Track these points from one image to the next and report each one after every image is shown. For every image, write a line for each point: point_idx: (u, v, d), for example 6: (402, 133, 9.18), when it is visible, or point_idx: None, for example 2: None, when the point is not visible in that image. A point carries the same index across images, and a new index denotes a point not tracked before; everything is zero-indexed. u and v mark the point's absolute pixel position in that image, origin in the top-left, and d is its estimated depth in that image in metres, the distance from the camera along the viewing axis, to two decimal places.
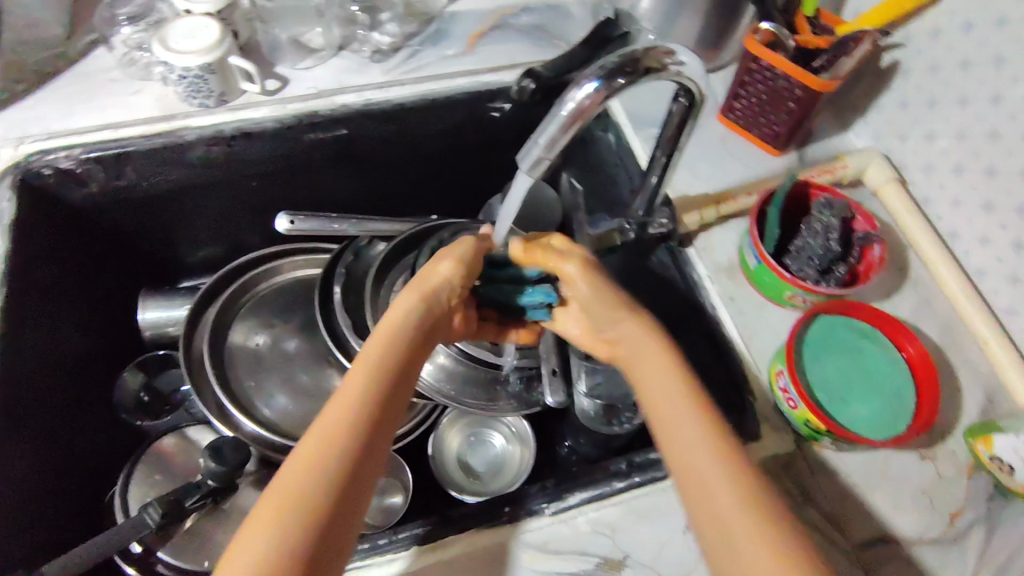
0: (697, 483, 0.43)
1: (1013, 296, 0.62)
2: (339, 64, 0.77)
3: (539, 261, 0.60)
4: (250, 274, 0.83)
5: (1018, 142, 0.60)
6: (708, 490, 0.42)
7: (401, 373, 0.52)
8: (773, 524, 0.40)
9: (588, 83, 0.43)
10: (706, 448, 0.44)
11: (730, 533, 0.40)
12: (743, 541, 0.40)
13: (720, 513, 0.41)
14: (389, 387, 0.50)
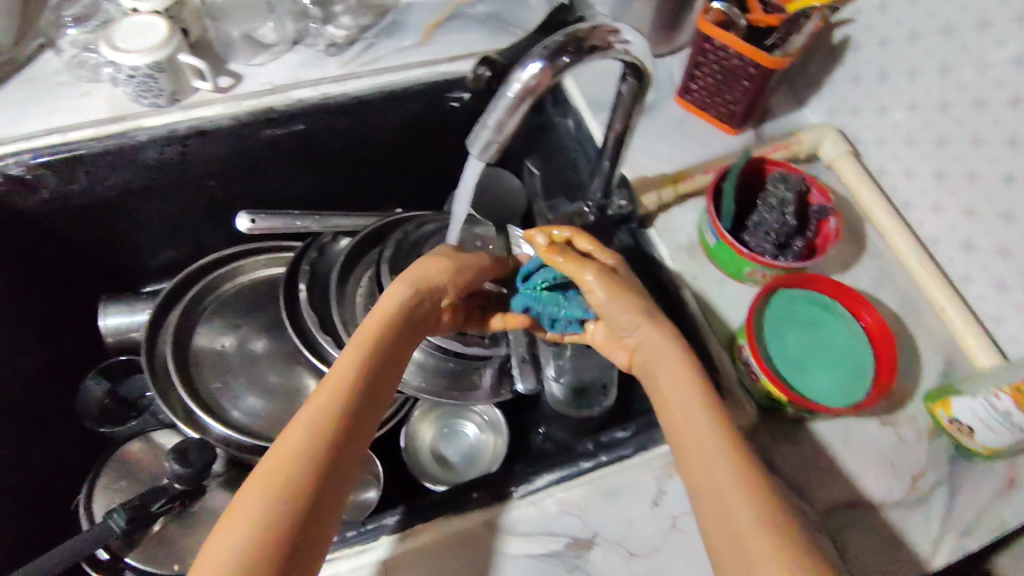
0: (717, 503, 0.41)
1: (967, 262, 0.64)
2: (294, 59, 0.76)
3: (559, 265, 0.57)
4: (213, 274, 0.82)
5: (966, 110, 0.61)
6: (729, 510, 0.40)
7: (397, 366, 0.52)
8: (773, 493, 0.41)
9: (533, 63, 0.43)
10: (725, 466, 0.42)
11: (730, 503, 0.41)
12: (742, 508, 0.40)
13: (740, 536, 0.39)
14: (386, 377, 0.50)
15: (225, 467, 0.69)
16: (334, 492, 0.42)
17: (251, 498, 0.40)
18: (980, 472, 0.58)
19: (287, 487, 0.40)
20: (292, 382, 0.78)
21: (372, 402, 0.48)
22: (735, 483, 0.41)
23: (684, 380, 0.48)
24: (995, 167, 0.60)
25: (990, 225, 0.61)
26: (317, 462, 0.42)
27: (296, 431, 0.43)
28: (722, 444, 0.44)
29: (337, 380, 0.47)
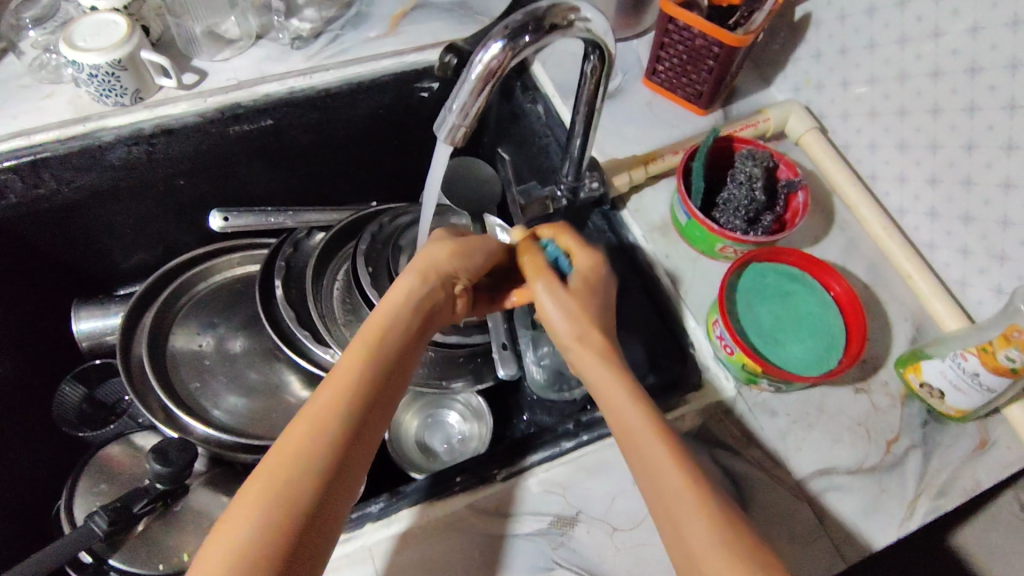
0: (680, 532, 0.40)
1: (932, 230, 0.65)
2: (259, 53, 0.75)
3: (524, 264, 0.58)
4: (186, 275, 0.81)
5: (925, 81, 0.62)
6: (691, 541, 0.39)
7: (404, 368, 0.49)
8: (729, 520, 0.40)
9: (495, 44, 0.44)
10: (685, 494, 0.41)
11: (682, 529, 0.40)
12: (693, 533, 0.40)
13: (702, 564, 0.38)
14: (389, 384, 0.48)
15: (208, 466, 0.70)
16: (324, 517, 0.41)
17: (234, 523, 0.39)
18: (951, 434, 0.59)
19: (273, 515, 0.39)
20: (272, 379, 0.77)
21: (373, 412, 0.46)
22: (687, 508, 0.41)
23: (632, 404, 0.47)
24: (955, 135, 0.61)
25: (953, 192, 0.62)
26: (303, 488, 0.40)
27: (285, 450, 0.42)
28: (673, 465, 0.43)
29: (334, 390, 0.45)
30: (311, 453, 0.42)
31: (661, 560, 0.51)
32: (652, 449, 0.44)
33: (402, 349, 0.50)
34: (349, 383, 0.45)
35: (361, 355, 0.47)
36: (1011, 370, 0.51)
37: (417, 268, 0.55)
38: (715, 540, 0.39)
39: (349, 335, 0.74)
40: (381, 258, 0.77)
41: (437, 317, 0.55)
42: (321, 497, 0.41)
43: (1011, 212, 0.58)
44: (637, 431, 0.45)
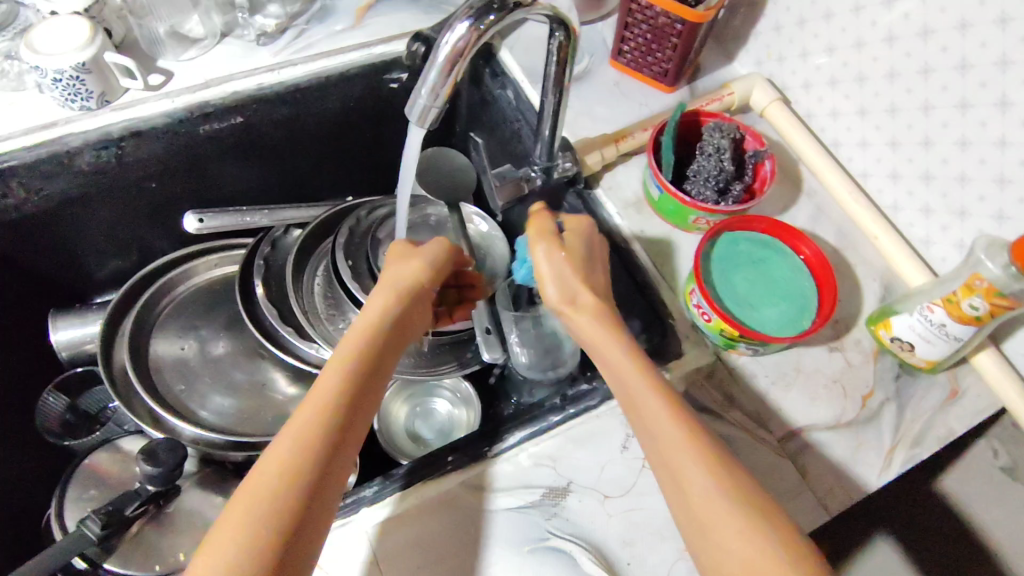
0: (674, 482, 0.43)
1: (896, 192, 0.67)
2: (224, 52, 0.75)
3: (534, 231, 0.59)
4: (165, 277, 0.80)
5: (881, 47, 0.64)
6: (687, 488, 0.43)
7: (383, 370, 0.50)
8: (721, 462, 0.43)
9: (461, 23, 0.45)
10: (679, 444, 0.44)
11: (679, 474, 0.43)
12: (687, 475, 0.43)
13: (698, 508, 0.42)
14: (371, 385, 0.49)
15: (198, 466, 0.70)
16: (316, 517, 0.42)
17: (227, 533, 0.39)
18: (923, 385, 0.61)
19: (268, 519, 0.40)
20: (258, 377, 0.78)
21: (355, 413, 0.47)
22: (683, 455, 0.43)
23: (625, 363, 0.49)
24: (911, 97, 0.63)
25: (912, 153, 0.65)
26: (295, 489, 0.41)
27: (271, 457, 0.42)
28: (667, 416, 0.45)
29: (316, 397, 0.46)
30: (301, 457, 0.42)
31: (653, 523, 0.53)
32: (646, 401, 0.47)
33: (381, 350, 0.51)
34: (332, 388, 0.46)
35: (341, 363, 0.48)
36: (977, 319, 0.54)
37: (389, 281, 0.56)
38: (708, 484, 0.42)
39: (332, 330, 0.75)
40: (360, 252, 0.78)
41: (413, 324, 0.56)
42: (313, 496, 0.42)
43: (968, 169, 0.61)
44: (631, 385, 0.48)
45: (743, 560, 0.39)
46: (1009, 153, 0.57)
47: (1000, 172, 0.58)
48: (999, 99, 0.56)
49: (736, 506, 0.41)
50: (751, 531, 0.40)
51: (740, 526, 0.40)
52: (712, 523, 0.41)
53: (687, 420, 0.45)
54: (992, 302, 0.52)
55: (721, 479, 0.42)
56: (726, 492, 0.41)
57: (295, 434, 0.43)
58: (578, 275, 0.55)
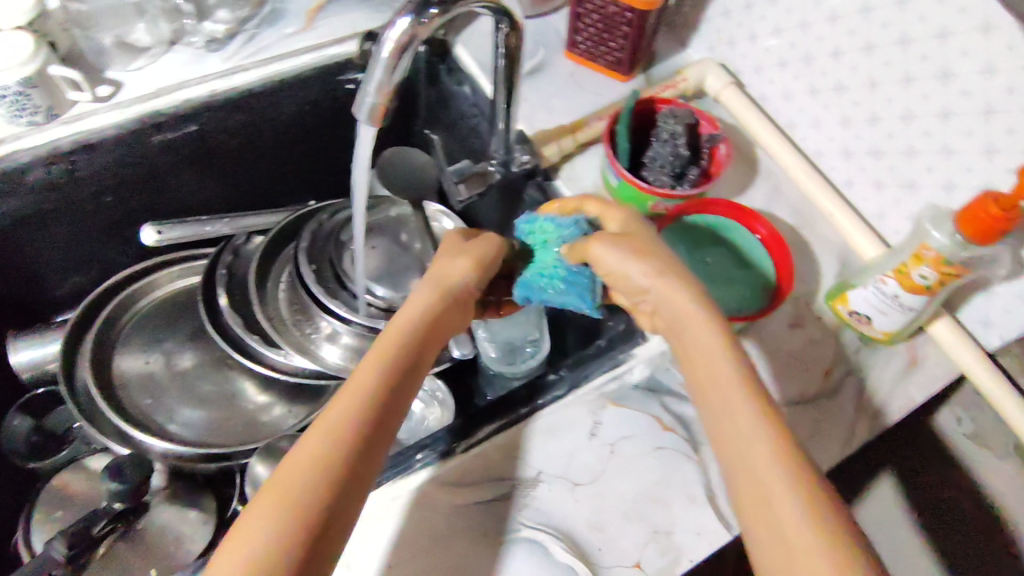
0: (759, 495, 0.39)
1: (849, 169, 0.68)
2: (174, 60, 0.74)
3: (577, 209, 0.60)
4: (125, 291, 0.79)
5: (826, 26, 0.65)
6: (771, 504, 0.38)
7: (420, 373, 0.48)
8: (804, 463, 0.39)
9: (401, 19, 0.45)
10: (772, 457, 0.39)
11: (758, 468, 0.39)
12: (773, 489, 0.39)
13: (783, 526, 0.37)
14: (407, 384, 0.47)
15: (167, 480, 0.68)
16: (341, 517, 0.40)
17: (250, 523, 0.38)
18: (883, 355, 0.63)
19: (292, 511, 0.38)
20: (227, 387, 0.77)
21: (388, 413, 0.44)
22: (774, 468, 0.39)
23: (723, 365, 0.44)
24: (858, 75, 0.64)
25: (862, 130, 0.66)
26: (322, 484, 0.39)
27: (307, 444, 0.41)
28: (759, 414, 0.41)
29: (356, 387, 0.44)
30: (332, 452, 0.41)
31: (623, 506, 0.53)
32: (733, 384, 0.43)
33: (420, 350, 0.49)
34: (369, 385, 0.44)
35: (382, 357, 0.46)
36: (927, 287, 0.55)
37: (432, 278, 0.55)
38: (783, 481, 0.38)
39: (298, 334, 0.75)
40: (325, 255, 0.77)
41: (454, 323, 0.54)
42: (340, 494, 0.40)
43: (915, 142, 0.62)
44: (727, 386, 0.43)
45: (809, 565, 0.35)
46: (953, 123, 0.58)
47: (945, 143, 0.59)
48: (941, 71, 0.57)
49: (823, 528, 0.36)
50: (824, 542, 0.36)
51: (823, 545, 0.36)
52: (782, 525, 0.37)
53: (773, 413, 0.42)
54: (940, 270, 0.54)
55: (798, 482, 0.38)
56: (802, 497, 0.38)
57: (330, 421, 0.42)
58: (658, 253, 0.52)
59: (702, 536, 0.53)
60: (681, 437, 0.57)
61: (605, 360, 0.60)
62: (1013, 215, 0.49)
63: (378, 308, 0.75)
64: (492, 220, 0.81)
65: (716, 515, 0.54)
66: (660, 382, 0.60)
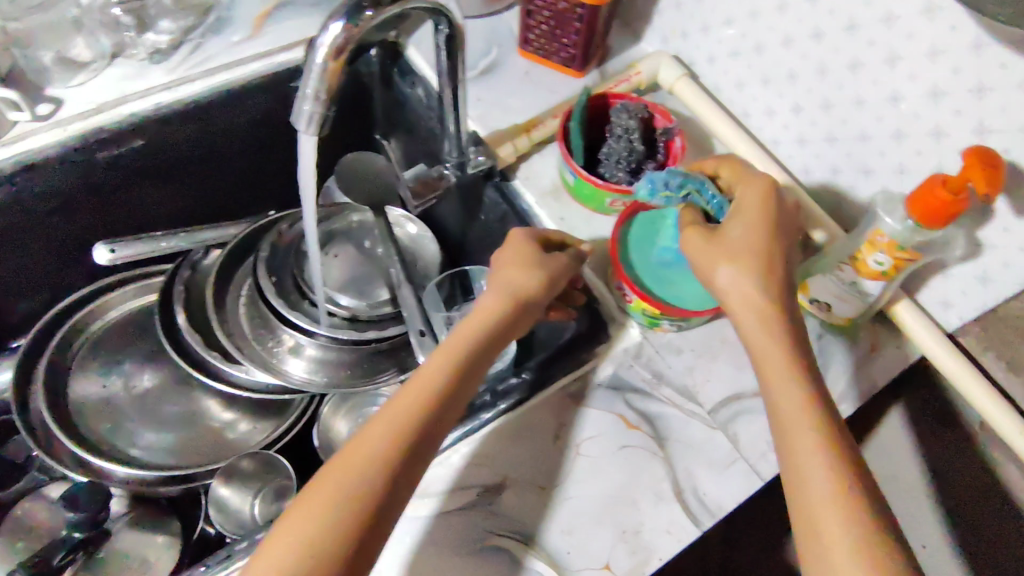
0: (807, 516, 0.41)
1: (805, 157, 0.69)
2: (116, 73, 0.72)
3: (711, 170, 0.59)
4: (77, 314, 0.77)
5: (775, 15, 0.65)
6: (819, 527, 0.40)
7: (478, 381, 0.51)
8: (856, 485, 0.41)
9: (334, 23, 0.44)
10: (828, 486, 0.41)
11: (808, 468, 0.42)
12: (823, 516, 0.41)
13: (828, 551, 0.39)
14: (462, 394, 0.49)
15: (129, 506, 0.67)
16: (386, 518, 0.43)
17: (303, 514, 0.42)
18: (846, 341, 0.63)
19: (344, 511, 0.42)
20: (190, 407, 0.76)
21: (440, 423, 0.47)
22: (829, 496, 0.41)
23: (788, 386, 0.46)
24: (808, 63, 0.64)
25: (815, 117, 0.66)
26: (372, 487, 0.43)
27: (364, 446, 0.44)
28: (819, 442, 0.43)
29: (416, 398, 0.47)
30: (384, 458, 0.44)
31: (590, 508, 0.53)
32: (791, 390, 0.45)
33: (476, 364, 0.51)
34: (428, 397, 0.47)
35: (441, 374, 0.49)
36: (883, 273, 0.56)
37: (501, 283, 0.56)
38: (830, 487, 0.41)
39: (260, 348, 0.73)
40: (285, 267, 0.76)
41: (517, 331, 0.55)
42: (389, 497, 0.43)
43: (867, 127, 0.62)
44: (788, 412, 0.45)
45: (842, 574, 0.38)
46: (903, 108, 0.58)
47: (897, 128, 0.60)
48: (888, 56, 0.57)
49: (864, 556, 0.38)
50: (863, 544, 0.39)
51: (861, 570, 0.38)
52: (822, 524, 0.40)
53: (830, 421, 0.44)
54: (894, 255, 0.54)
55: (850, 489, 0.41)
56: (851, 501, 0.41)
57: (386, 429, 0.45)
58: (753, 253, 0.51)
59: (671, 533, 0.53)
60: (647, 434, 0.57)
61: (567, 360, 0.59)
62: (964, 197, 0.49)
63: (340, 317, 0.75)
64: (453, 221, 0.80)
65: (684, 511, 0.54)
66: (624, 380, 0.60)
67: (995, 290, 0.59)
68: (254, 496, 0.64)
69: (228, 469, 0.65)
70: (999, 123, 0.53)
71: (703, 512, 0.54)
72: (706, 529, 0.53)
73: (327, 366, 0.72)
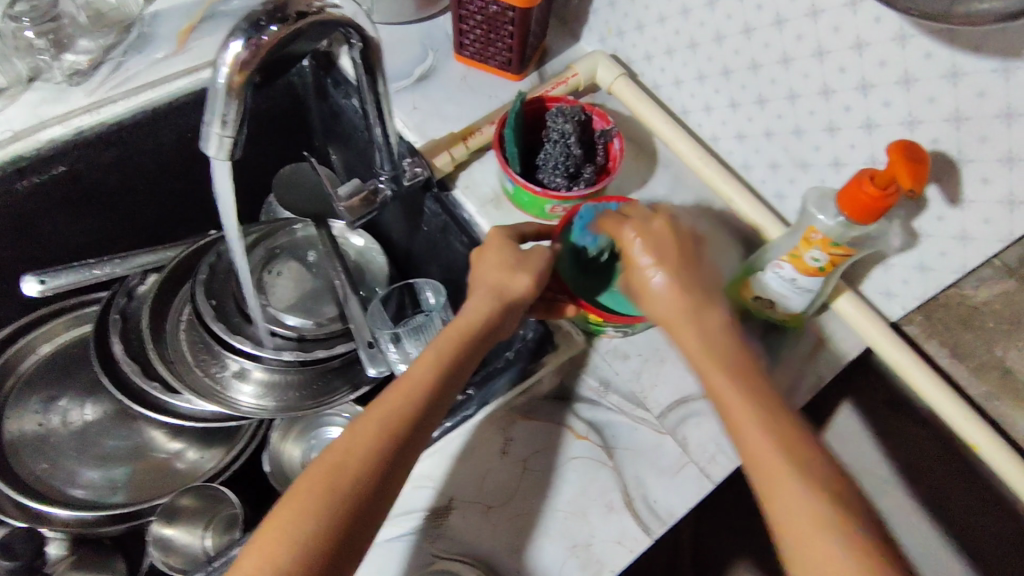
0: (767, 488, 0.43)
1: (744, 152, 0.69)
2: (32, 98, 0.69)
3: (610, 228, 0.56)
4: (8, 352, 0.74)
5: (705, 11, 0.64)
6: (776, 497, 0.42)
7: (466, 378, 0.50)
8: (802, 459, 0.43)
9: (235, 42, 0.43)
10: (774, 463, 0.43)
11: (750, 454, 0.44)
12: (777, 488, 0.42)
13: (796, 522, 0.41)
14: (452, 393, 0.49)
15: (69, 549, 0.64)
16: (379, 509, 0.44)
17: (292, 512, 0.42)
18: (791, 336, 0.63)
19: (327, 506, 0.42)
20: (134, 439, 0.74)
21: (429, 423, 0.47)
22: (776, 469, 0.43)
23: (718, 371, 0.48)
24: (741, 58, 0.63)
25: (751, 112, 0.65)
26: (367, 486, 0.43)
27: (352, 442, 0.44)
28: (756, 421, 0.45)
29: (403, 398, 0.47)
30: (380, 453, 0.44)
31: (538, 523, 0.52)
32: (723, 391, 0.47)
33: (465, 362, 0.50)
34: (421, 397, 0.47)
35: (427, 373, 0.48)
36: (820, 269, 0.55)
37: (489, 285, 0.54)
38: (777, 463, 0.43)
39: (204, 376, 0.71)
40: (225, 289, 0.74)
41: (507, 331, 0.54)
42: (380, 495, 0.44)
43: (801, 122, 0.62)
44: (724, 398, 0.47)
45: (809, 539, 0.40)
46: (834, 101, 0.58)
47: (830, 122, 0.59)
48: (816, 50, 0.57)
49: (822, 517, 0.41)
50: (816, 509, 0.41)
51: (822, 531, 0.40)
52: (799, 537, 0.41)
53: (782, 442, 0.44)
54: (830, 252, 0.54)
55: (813, 499, 0.41)
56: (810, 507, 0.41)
57: (370, 427, 0.45)
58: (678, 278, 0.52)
59: (623, 544, 0.52)
60: (594, 444, 0.56)
61: (513, 373, 0.58)
62: (891, 192, 0.49)
63: (287, 338, 0.72)
64: (398, 231, 0.79)
65: (634, 519, 0.53)
66: (571, 389, 0.59)
67: (934, 279, 0.59)
68: (204, 529, 0.63)
69: (169, 509, 0.64)
70: (927, 114, 0.53)
71: (654, 520, 0.53)
72: (657, 537, 0.53)
73: (275, 389, 0.70)
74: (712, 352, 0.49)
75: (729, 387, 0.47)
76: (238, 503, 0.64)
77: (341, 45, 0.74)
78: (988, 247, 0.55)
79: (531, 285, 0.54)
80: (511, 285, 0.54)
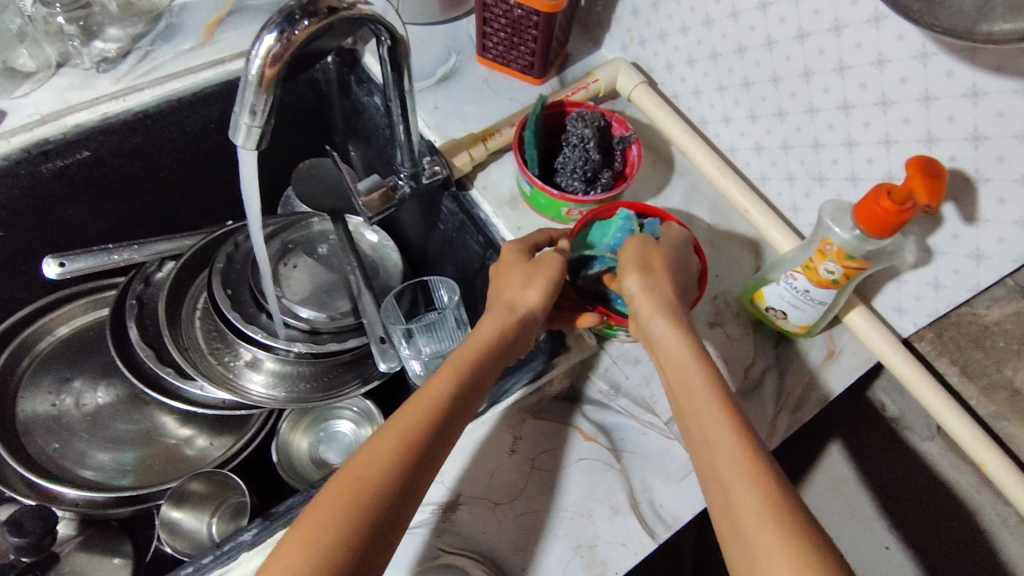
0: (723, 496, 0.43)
1: (761, 164, 0.69)
2: (60, 83, 0.70)
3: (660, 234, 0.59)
4: (25, 332, 0.75)
5: (727, 23, 0.64)
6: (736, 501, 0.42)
7: (484, 392, 0.51)
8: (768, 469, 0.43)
9: (268, 34, 0.43)
10: (741, 470, 0.43)
11: (716, 458, 0.44)
12: (737, 496, 0.42)
13: (750, 529, 0.41)
14: (470, 406, 0.49)
15: (79, 527, 0.67)
16: (397, 520, 0.44)
17: (313, 523, 0.42)
18: (801, 349, 0.63)
19: (348, 518, 0.42)
20: (145, 424, 0.75)
21: (448, 436, 0.48)
22: (738, 474, 0.43)
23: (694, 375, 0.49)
24: (761, 70, 0.64)
25: (770, 125, 0.66)
26: (387, 497, 0.43)
27: (373, 455, 0.45)
28: (727, 427, 0.45)
29: (419, 412, 0.47)
30: (400, 466, 0.44)
31: (544, 522, 0.53)
32: (699, 399, 0.47)
33: (481, 377, 0.50)
34: (437, 409, 0.47)
35: (445, 388, 0.48)
36: (834, 282, 0.56)
37: (502, 300, 0.54)
38: (743, 467, 0.43)
39: (216, 364, 0.71)
40: (242, 279, 0.74)
41: (518, 349, 0.54)
42: (399, 506, 0.44)
43: (820, 135, 0.62)
44: (698, 406, 0.47)
45: (762, 547, 0.40)
46: (853, 116, 0.59)
47: (849, 136, 0.60)
48: (837, 65, 0.58)
49: (782, 528, 0.40)
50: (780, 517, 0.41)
51: (776, 537, 0.40)
52: (759, 548, 0.40)
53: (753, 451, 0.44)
54: (844, 264, 0.54)
55: (773, 510, 0.41)
56: (771, 517, 0.41)
57: (390, 440, 0.45)
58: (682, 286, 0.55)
59: (627, 546, 0.52)
60: (604, 447, 0.57)
61: (527, 373, 0.59)
62: (907, 208, 0.49)
63: (299, 330, 0.73)
64: (415, 229, 0.80)
65: (639, 522, 0.53)
66: (581, 392, 0.60)
67: (946, 297, 0.60)
68: (211, 515, 0.64)
69: (178, 492, 0.64)
70: (945, 132, 0.53)
71: (659, 524, 0.54)
72: (662, 541, 0.53)
73: (286, 380, 0.71)
74: (687, 356, 0.50)
75: (706, 393, 0.47)
76: (247, 491, 0.65)
77: (368, 43, 0.75)
78: (1003, 266, 0.55)
79: (543, 301, 0.54)
80: (523, 300, 0.54)
